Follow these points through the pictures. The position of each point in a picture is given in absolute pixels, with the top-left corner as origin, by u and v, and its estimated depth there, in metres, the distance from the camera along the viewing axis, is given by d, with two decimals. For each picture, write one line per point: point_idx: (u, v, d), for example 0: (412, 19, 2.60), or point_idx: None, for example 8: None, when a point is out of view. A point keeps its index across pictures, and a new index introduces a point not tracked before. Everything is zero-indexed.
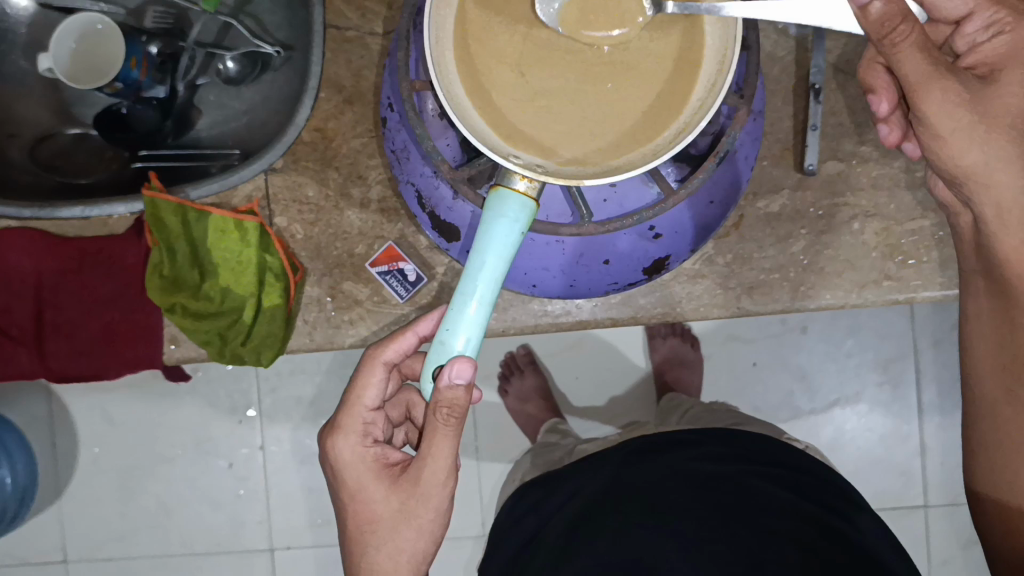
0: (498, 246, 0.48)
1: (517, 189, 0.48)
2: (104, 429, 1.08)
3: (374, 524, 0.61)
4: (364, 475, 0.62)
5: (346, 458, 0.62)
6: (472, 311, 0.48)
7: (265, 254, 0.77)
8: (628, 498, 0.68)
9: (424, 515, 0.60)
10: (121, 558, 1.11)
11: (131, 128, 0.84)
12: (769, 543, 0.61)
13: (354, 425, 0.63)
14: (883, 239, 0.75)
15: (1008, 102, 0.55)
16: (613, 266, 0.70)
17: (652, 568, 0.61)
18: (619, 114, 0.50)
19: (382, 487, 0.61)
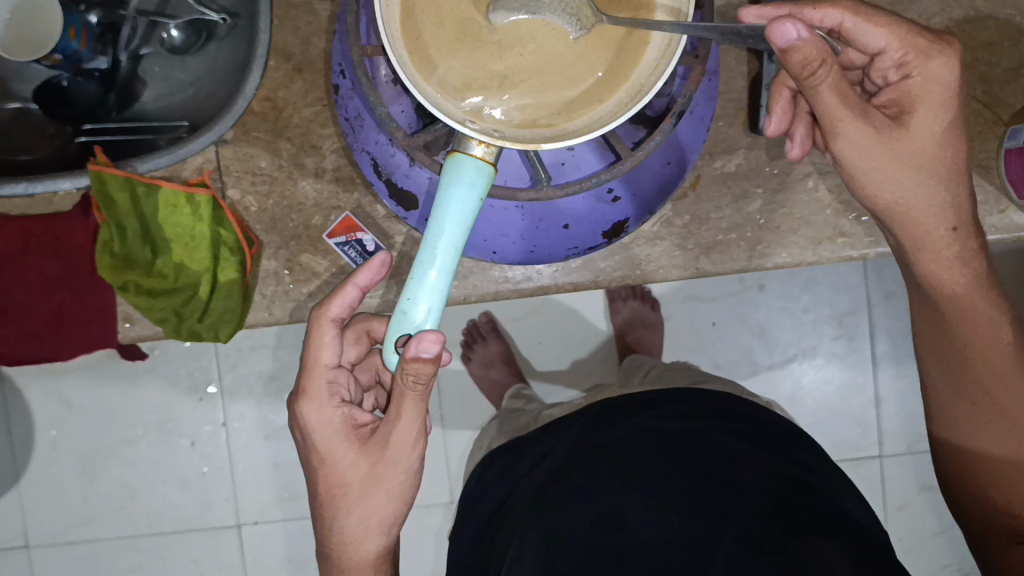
0: (457, 213, 0.47)
1: (474, 154, 0.47)
2: (62, 412, 1.07)
3: (343, 489, 0.61)
4: (334, 443, 0.61)
5: (313, 424, 0.61)
6: (432, 278, 0.48)
7: (217, 228, 0.75)
8: (595, 458, 0.69)
9: (390, 479, 0.61)
10: (85, 541, 1.10)
11: (71, 102, 0.80)
12: (733, 497, 0.62)
13: (320, 389, 0.61)
14: (836, 196, 0.75)
15: (920, 144, 0.60)
16: (572, 230, 0.71)
17: (620, 526, 0.62)
18: (571, 84, 0.50)
19: (353, 451, 0.61)
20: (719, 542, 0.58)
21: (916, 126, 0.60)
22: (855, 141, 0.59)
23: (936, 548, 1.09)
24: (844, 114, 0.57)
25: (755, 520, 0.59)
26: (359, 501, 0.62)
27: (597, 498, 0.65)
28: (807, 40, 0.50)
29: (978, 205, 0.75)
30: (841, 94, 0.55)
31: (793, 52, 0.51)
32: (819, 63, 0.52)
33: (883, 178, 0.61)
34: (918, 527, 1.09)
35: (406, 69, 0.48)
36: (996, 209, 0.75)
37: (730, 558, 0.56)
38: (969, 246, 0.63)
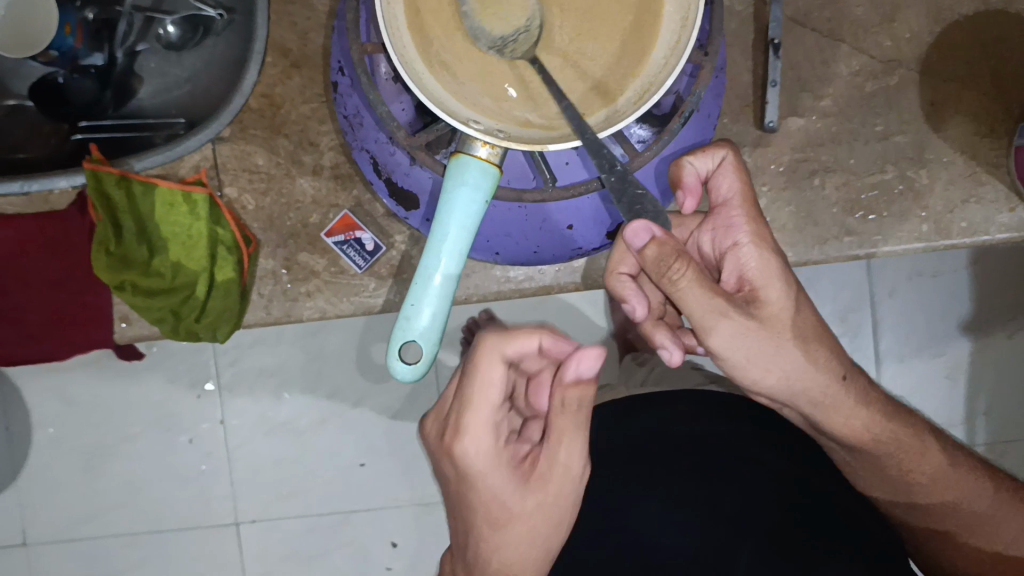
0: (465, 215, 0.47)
1: (479, 156, 0.47)
2: (60, 410, 1.06)
3: (500, 528, 0.56)
4: (474, 474, 0.55)
5: (475, 458, 0.55)
6: (436, 284, 0.48)
7: (215, 226, 0.74)
8: (609, 463, 0.69)
9: (544, 529, 0.56)
10: (83, 539, 1.09)
11: (70, 102, 0.79)
12: (754, 509, 0.63)
13: (473, 425, 0.55)
14: (843, 194, 0.74)
15: (782, 314, 0.58)
16: (577, 230, 0.69)
17: (645, 541, 0.63)
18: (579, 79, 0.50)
19: (513, 483, 0.56)
20: (739, 556, 0.60)
21: (772, 304, 0.57)
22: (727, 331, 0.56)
23: None
24: (710, 309, 0.55)
25: (774, 532, 0.61)
26: (505, 539, 0.56)
27: (615, 511, 0.65)
28: (660, 240, 0.52)
29: (990, 203, 0.73)
30: (703, 288, 0.54)
31: (648, 253, 0.53)
32: (676, 262, 0.52)
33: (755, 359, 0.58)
34: None
35: (410, 67, 0.46)
36: (1007, 208, 0.73)
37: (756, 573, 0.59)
38: (852, 399, 0.62)
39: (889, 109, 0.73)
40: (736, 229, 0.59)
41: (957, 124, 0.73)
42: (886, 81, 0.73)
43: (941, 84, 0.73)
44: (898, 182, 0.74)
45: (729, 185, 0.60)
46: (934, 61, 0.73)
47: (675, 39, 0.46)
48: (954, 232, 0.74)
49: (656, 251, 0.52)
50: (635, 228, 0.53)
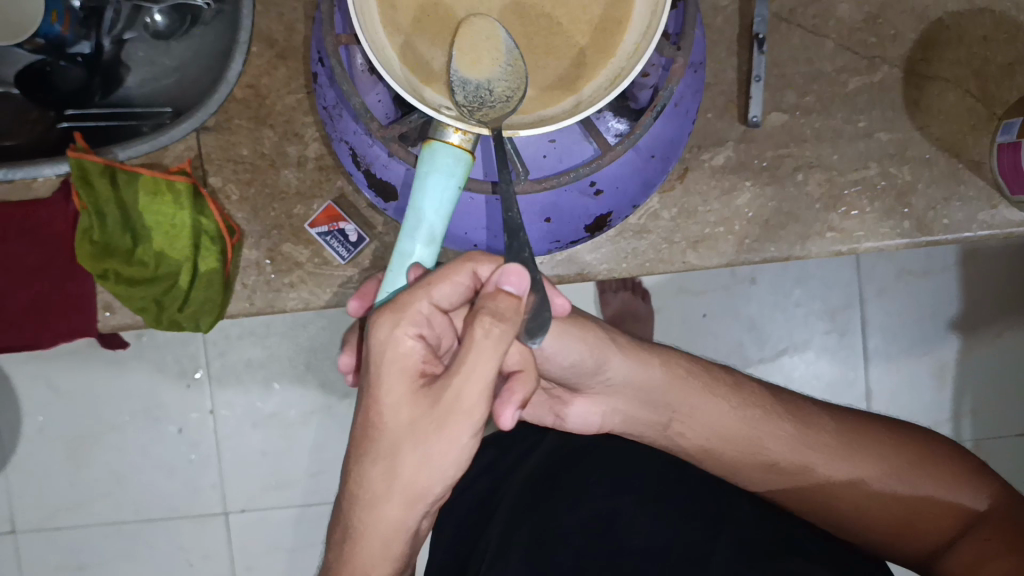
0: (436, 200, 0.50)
1: (452, 141, 0.49)
2: (48, 398, 1.07)
3: (377, 433, 0.49)
4: (387, 345, 0.49)
5: (379, 343, 0.49)
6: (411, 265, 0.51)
7: (199, 216, 0.75)
8: (588, 459, 0.71)
9: (416, 457, 0.49)
10: (70, 528, 1.09)
11: (55, 87, 0.81)
12: (729, 512, 0.66)
13: (410, 305, 0.50)
14: (826, 190, 0.74)
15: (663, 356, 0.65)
16: (554, 224, 0.69)
17: (619, 528, 0.64)
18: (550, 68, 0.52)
19: (406, 385, 0.49)
20: (716, 547, 0.62)
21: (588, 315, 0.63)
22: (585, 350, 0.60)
23: None
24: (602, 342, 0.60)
25: (749, 532, 0.63)
26: (382, 453, 0.50)
27: (588, 504, 0.66)
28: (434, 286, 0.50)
29: (971, 201, 0.74)
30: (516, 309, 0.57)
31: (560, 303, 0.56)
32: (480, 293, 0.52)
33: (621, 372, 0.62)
34: None
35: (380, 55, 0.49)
36: (988, 206, 0.74)
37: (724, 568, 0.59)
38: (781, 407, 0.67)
39: (873, 107, 0.74)
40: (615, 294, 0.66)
41: (940, 122, 0.74)
42: (870, 78, 0.73)
43: (925, 81, 0.73)
44: (880, 179, 0.74)
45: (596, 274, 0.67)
46: (918, 59, 0.73)
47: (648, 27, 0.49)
48: (936, 230, 0.74)
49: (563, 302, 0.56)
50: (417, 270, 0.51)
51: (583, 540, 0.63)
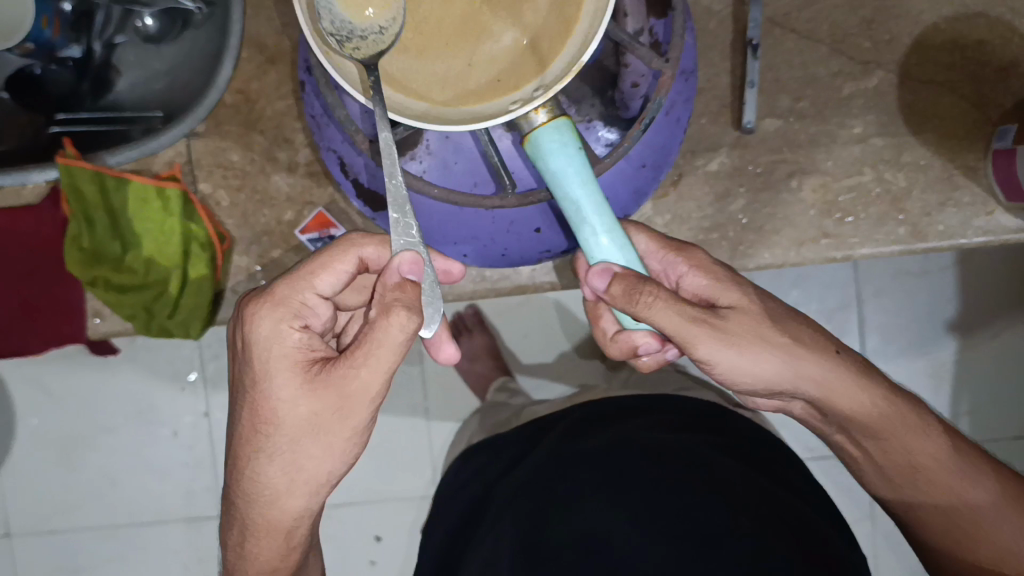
0: (570, 175, 0.52)
1: (543, 122, 0.52)
2: (43, 401, 1.11)
3: (274, 427, 0.53)
4: (271, 339, 0.53)
5: (265, 335, 0.53)
6: (597, 232, 0.53)
7: (188, 223, 0.74)
8: (584, 464, 0.68)
9: (314, 440, 0.53)
10: (64, 531, 1.14)
11: (46, 90, 0.80)
12: (715, 515, 0.62)
13: (290, 299, 0.54)
14: (820, 196, 0.74)
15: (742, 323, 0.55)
16: (545, 234, 0.69)
17: (607, 543, 0.62)
18: (492, 69, 0.53)
19: (296, 375, 0.52)
20: (707, 567, 0.58)
21: (739, 305, 0.57)
22: (736, 360, 0.55)
23: None
24: (685, 324, 0.53)
25: (741, 551, 0.59)
26: (279, 440, 0.53)
27: (577, 517, 0.64)
28: (622, 276, 0.51)
29: (966, 207, 0.73)
30: (673, 305, 0.52)
31: (614, 289, 0.52)
32: (644, 290, 0.50)
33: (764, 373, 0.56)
34: None
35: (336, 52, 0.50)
36: (983, 212, 0.73)
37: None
38: (858, 387, 0.59)
39: (867, 112, 0.73)
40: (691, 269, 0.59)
41: (935, 128, 0.73)
42: (865, 83, 0.73)
43: (920, 86, 0.73)
44: (875, 185, 0.74)
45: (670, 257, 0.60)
46: (914, 63, 0.73)
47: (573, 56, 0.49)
48: (931, 236, 0.74)
49: (616, 287, 0.51)
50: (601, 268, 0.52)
51: (570, 559, 0.61)
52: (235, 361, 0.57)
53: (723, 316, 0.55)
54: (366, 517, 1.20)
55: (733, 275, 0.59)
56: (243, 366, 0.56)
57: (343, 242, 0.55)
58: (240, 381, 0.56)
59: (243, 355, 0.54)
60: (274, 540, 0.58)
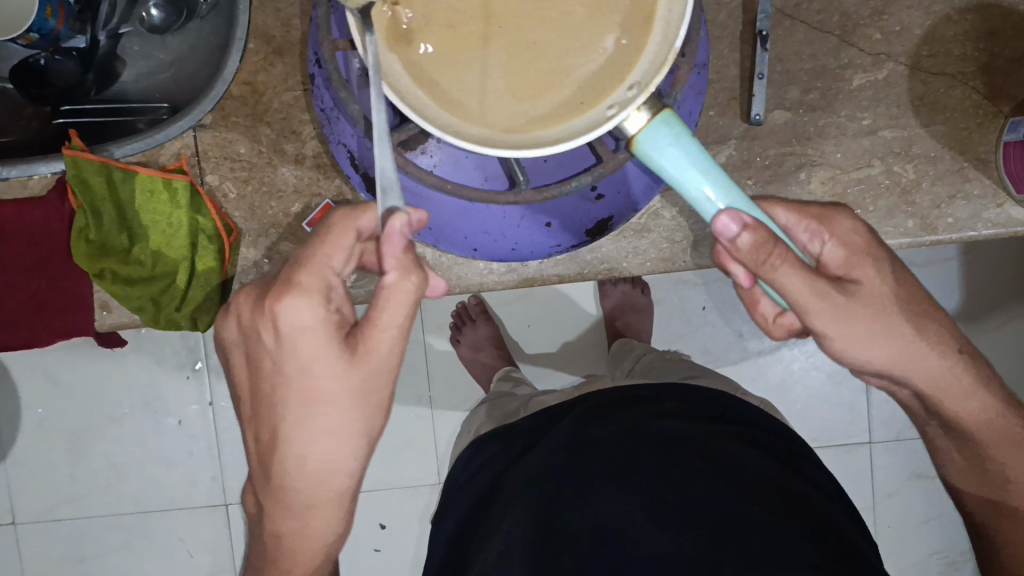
0: (686, 161, 0.50)
1: (649, 118, 0.49)
2: (49, 391, 1.15)
3: (325, 404, 0.55)
4: (304, 326, 0.53)
5: (302, 324, 0.53)
6: (708, 188, 0.50)
7: (196, 215, 0.74)
8: (598, 456, 0.69)
9: (359, 404, 0.56)
10: (72, 519, 1.18)
11: (51, 82, 0.80)
12: (735, 500, 0.63)
13: (315, 285, 0.54)
14: (829, 188, 0.74)
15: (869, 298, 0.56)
16: (555, 228, 0.70)
17: (620, 536, 0.62)
18: (564, 92, 0.52)
19: (335, 351, 0.54)
20: (725, 559, 0.58)
21: (869, 285, 0.57)
22: (857, 338, 0.56)
23: (916, 538, 1.23)
24: (809, 294, 0.53)
25: (763, 535, 0.59)
26: (325, 412, 0.56)
27: (592, 508, 0.65)
28: (755, 227, 0.49)
29: (975, 199, 0.73)
30: (801, 275, 0.52)
31: (742, 243, 0.49)
32: (774, 250, 0.50)
33: (883, 355, 0.58)
34: (904, 514, 1.23)
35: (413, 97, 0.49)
36: (992, 204, 0.74)
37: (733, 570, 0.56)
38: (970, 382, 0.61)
39: (877, 104, 0.73)
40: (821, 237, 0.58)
41: (945, 120, 0.73)
42: (875, 75, 0.73)
43: (931, 78, 0.73)
44: (884, 178, 0.74)
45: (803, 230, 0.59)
46: (925, 55, 0.72)
47: (643, 80, 0.50)
48: (940, 228, 0.74)
49: (750, 241, 0.49)
50: (729, 215, 0.49)
51: (588, 548, 0.62)
52: (252, 352, 0.57)
53: (849, 292, 0.56)
54: (372, 507, 1.20)
55: (873, 246, 0.58)
56: (268, 356, 0.56)
57: (342, 216, 0.55)
58: (263, 367, 0.57)
59: (274, 345, 0.55)
60: (322, 509, 0.60)
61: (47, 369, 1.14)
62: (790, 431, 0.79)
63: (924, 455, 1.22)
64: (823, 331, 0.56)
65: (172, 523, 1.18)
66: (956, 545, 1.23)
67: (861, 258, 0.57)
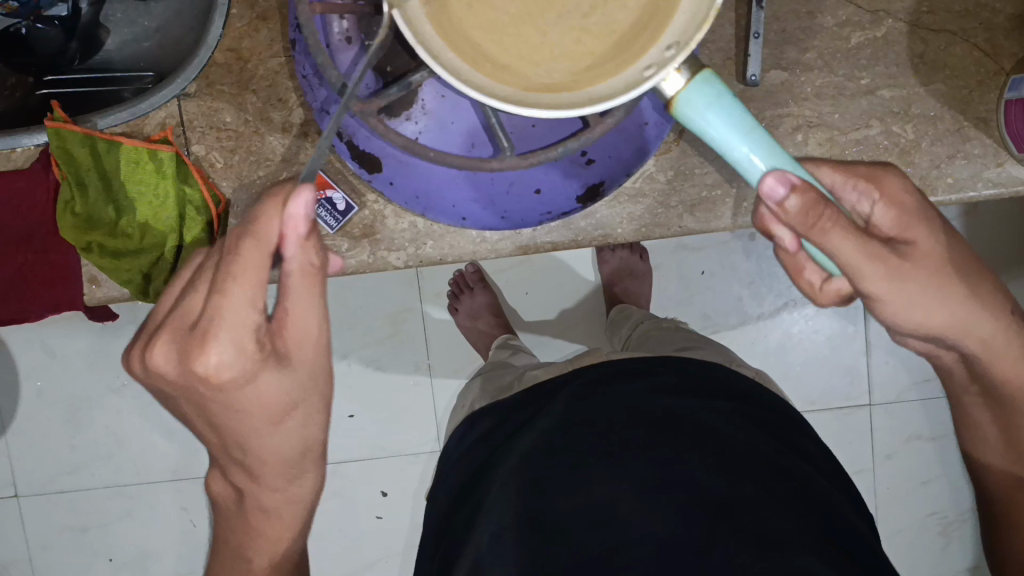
0: (725, 126, 0.48)
1: (683, 82, 0.47)
2: (46, 364, 1.14)
3: (273, 417, 0.53)
4: (241, 366, 0.49)
5: (230, 366, 0.49)
6: (749, 153, 0.48)
7: (183, 185, 0.73)
8: (589, 436, 0.68)
9: (314, 395, 0.55)
10: (72, 490, 1.18)
11: (34, 50, 0.81)
12: (727, 483, 0.63)
13: (236, 323, 0.48)
14: (826, 150, 0.73)
15: (927, 259, 0.54)
16: (545, 195, 0.69)
17: (612, 518, 0.62)
18: (580, 57, 0.48)
19: (279, 370, 0.51)
20: (716, 542, 0.59)
21: (924, 245, 0.55)
22: (914, 300, 0.54)
23: (916, 499, 1.23)
24: (862, 255, 0.51)
25: (754, 519, 0.60)
26: (287, 418, 0.54)
27: (583, 489, 0.65)
28: (802, 188, 0.47)
29: (976, 159, 0.72)
30: (852, 237, 0.50)
31: (790, 205, 0.47)
32: (825, 212, 0.47)
33: (929, 322, 0.56)
34: (903, 474, 1.23)
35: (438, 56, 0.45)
36: (993, 163, 0.72)
37: (725, 559, 0.57)
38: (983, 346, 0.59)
39: (876, 62, 0.71)
40: (865, 200, 0.56)
41: (946, 78, 0.71)
42: (874, 33, 0.71)
43: (931, 35, 0.71)
44: (883, 138, 0.72)
45: (852, 196, 0.57)
46: (925, 12, 0.71)
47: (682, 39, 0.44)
48: (940, 189, 0.72)
49: (800, 204, 0.47)
50: (775, 177, 0.47)
51: (578, 532, 0.62)
52: (190, 397, 0.51)
53: (902, 253, 0.54)
54: (371, 474, 1.21)
55: (924, 205, 0.56)
56: (212, 399, 0.51)
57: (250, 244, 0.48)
58: (206, 405, 0.52)
59: (202, 391, 0.50)
60: (307, 484, 0.60)
61: (44, 342, 1.13)
62: (784, 401, 0.79)
63: (923, 417, 1.21)
64: (877, 294, 0.53)
65: (173, 493, 1.18)
66: (954, 505, 1.23)
67: (914, 220, 0.55)
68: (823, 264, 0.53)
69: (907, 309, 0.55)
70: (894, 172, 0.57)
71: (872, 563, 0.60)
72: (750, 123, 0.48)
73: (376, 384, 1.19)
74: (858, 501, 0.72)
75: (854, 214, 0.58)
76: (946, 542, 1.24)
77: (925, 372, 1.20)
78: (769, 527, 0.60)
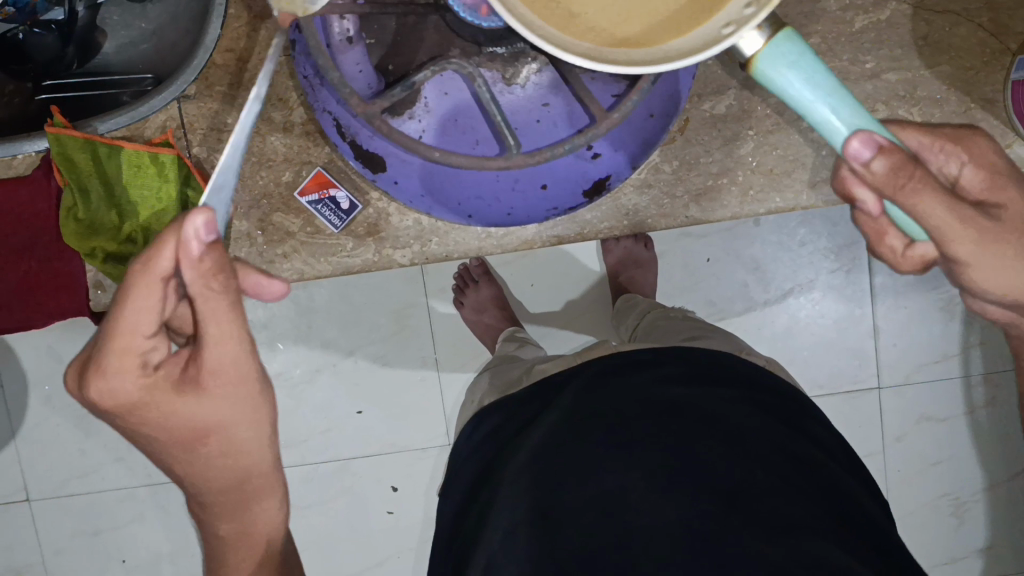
0: (812, 88, 0.47)
1: (765, 41, 0.46)
2: (53, 369, 1.15)
3: (174, 424, 0.59)
4: (161, 378, 0.57)
5: (119, 385, 0.56)
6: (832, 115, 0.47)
7: (185, 188, 0.76)
8: (599, 427, 0.68)
9: (236, 397, 0.61)
10: (82, 495, 1.18)
11: (32, 57, 0.80)
12: (739, 470, 0.63)
13: (134, 344, 0.55)
14: None
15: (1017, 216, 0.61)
16: (549, 190, 0.71)
17: (623, 505, 0.62)
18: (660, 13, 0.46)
19: (179, 388, 0.58)
20: (730, 529, 0.58)
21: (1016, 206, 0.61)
22: (1003, 265, 0.60)
23: (927, 481, 1.23)
24: (956, 220, 0.54)
25: (767, 507, 0.60)
26: (206, 426, 0.61)
27: (593, 478, 0.64)
28: (888, 149, 0.49)
29: None
30: (941, 199, 0.53)
31: (876, 166, 0.50)
32: (912, 171, 0.51)
33: (1004, 279, 0.61)
34: (913, 456, 1.22)
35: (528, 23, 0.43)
36: None
37: (740, 545, 0.57)
38: None
39: None
40: (949, 163, 0.64)
41: None
42: None
43: None
44: None
45: (942, 160, 0.63)
46: None
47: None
48: None
49: (886, 164, 0.49)
50: (860, 139, 0.47)
51: (589, 521, 0.62)
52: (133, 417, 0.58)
53: (997, 216, 0.60)
54: (380, 469, 1.21)
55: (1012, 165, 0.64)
56: (145, 413, 0.58)
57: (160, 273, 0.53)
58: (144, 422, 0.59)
59: (117, 410, 0.58)
60: (253, 478, 0.67)
61: (50, 348, 1.13)
62: (793, 387, 0.79)
63: (932, 398, 1.21)
64: (964, 258, 0.58)
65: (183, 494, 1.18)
66: (966, 485, 1.23)
67: (1005, 181, 0.63)
68: (904, 226, 0.57)
69: (995, 270, 0.60)
70: (974, 135, 0.65)
71: (882, 549, 0.60)
72: (836, 83, 0.47)
73: (383, 381, 1.18)
74: (870, 485, 0.72)
75: (940, 175, 0.64)
76: (959, 523, 1.24)
77: (933, 354, 1.20)
78: (781, 514, 0.60)
